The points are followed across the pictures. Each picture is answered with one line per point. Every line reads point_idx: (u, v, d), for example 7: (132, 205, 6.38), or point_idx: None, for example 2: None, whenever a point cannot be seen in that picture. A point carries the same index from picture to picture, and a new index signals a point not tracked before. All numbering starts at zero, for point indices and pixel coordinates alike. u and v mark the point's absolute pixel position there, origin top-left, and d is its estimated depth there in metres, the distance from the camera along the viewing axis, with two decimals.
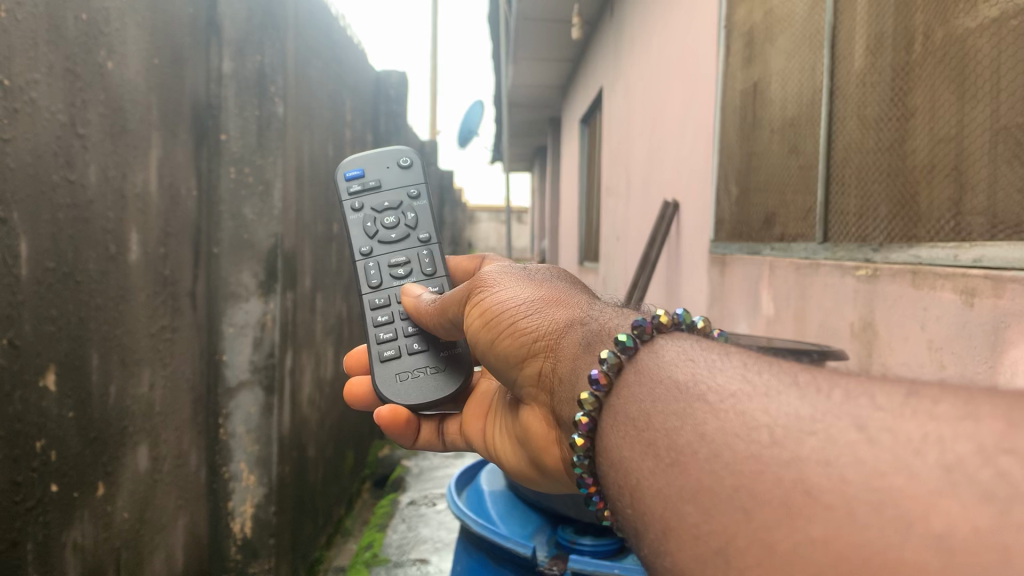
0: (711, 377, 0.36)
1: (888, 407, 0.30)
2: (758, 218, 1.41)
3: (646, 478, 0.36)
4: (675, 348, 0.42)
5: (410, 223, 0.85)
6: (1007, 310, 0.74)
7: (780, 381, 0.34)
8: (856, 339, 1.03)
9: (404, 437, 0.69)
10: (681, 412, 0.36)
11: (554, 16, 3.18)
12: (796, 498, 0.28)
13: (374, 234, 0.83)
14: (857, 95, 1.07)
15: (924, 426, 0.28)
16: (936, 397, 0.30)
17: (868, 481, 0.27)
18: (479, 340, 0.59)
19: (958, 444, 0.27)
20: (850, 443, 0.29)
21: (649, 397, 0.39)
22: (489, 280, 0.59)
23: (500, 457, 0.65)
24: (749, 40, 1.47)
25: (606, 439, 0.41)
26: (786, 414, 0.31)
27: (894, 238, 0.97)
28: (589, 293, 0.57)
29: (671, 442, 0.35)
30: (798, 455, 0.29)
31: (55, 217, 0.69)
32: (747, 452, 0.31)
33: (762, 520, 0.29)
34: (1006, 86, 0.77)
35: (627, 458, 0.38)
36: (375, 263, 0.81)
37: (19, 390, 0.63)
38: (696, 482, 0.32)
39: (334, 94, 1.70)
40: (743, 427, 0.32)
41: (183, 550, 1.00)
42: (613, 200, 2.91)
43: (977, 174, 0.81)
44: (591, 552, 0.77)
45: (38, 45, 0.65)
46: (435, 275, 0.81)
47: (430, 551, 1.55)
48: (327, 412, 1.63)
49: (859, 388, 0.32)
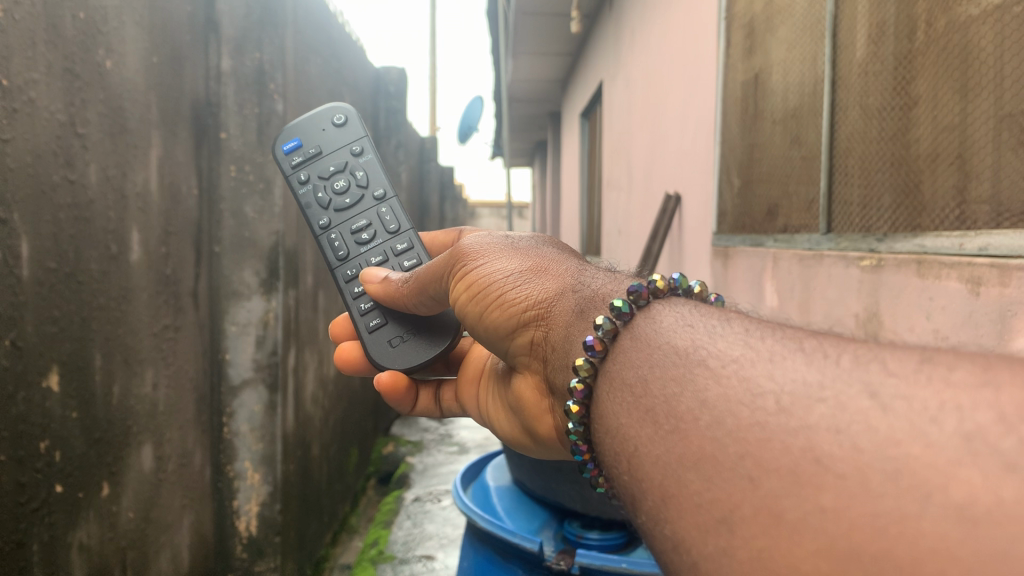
0: (711, 343, 0.36)
1: (901, 373, 0.29)
2: (761, 209, 1.41)
3: (644, 445, 0.35)
4: (673, 315, 0.42)
5: (361, 183, 0.82)
6: (1013, 299, 0.74)
7: (785, 347, 0.34)
8: (861, 330, 1.03)
9: (404, 404, 0.72)
10: (680, 378, 0.35)
11: (554, 10, 3.17)
12: (805, 467, 0.28)
13: (328, 204, 0.80)
14: (859, 85, 1.06)
15: (941, 394, 0.28)
16: (952, 363, 0.29)
17: (882, 449, 0.27)
18: (467, 313, 0.58)
19: (978, 413, 0.26)
20: (862, 411, 0.28)
21: (647, 362, 0.39)
22: (474, 249, 0.57)
23: (494, 423, 0.65)
24: (750, 31, 1.47)
25: (602, 406, 0.41)
26: (792, 381, 0.31)
27: (899, 229, 0.96)
28: (579, 259, 0.56)
29: (671, 409, 0.34)
30: (807, 423, 0.29)
31: (55, 217, 0.68)
32: (751, 419, 0.31)
33: (769, 489, 0.28)
34: (1011, 74, 0.76)
35: (624, 425, 0.38)
36: (338, 233, 0.79)
37: (22, 391, 0.63)
38: (698, 449, 0.32)
39: (332, 90, 1.69)
40: (747, 394, 0.32)
41: (189, 549, 1.00)
42: (614, 194, 2.91)
43: (982, 162, 0.81)
44: (598, 547, 0.78)
45: (37, 45, 0.65)
46: (400, 231, 0.79)
47: (436, 547, 1.56)
48: (331, 408, 1.63)
49: (868, 354, 0.31)
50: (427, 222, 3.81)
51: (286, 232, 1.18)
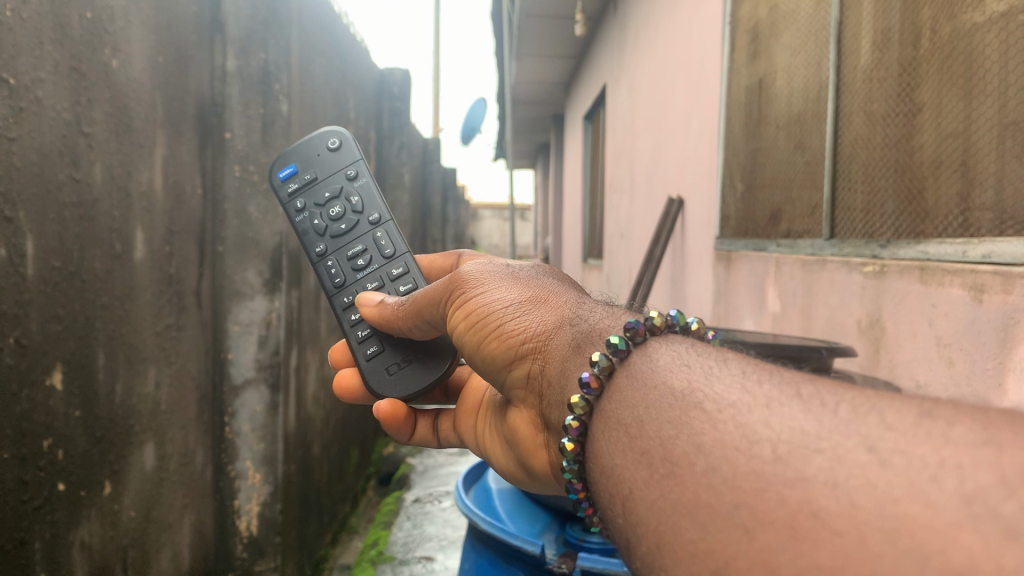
0: (708, 385, 0.36)
1: (900, 427, 0.29)
2: (764, 214, 1.41)
3: (639, 488, 0.35)
4: (670, 353, 0.42)
5: (356, 208, 0.82)
6: (1017, 305, 0.74)
7: (782, 392, 0.34)
8: (864, 336, 1.03)
9: (401, 433, 0.69)
10: (675, 421, 0.36)
11: (558, 12, 3.18)
12: (801, 520, 0.27)
13: (324, 231, 0.80)
14: (863, 90, 1.06)
15: (940, 451, 0.27)
16: (951, 419, 0.29)
17: (880, 507, 0.26)
18: (464, 341, 0.58)
19: (978, 474, 0.26)
20: (860, 465, 0.28)
21: (641, 403, 0.39)
22: (473, 277, 0.57)
23: (491, 455, 0.65)
24: (754, 36, 1.47)
25: (597, 444, 0.41)
26: (789, 429, 0.31)
27: (902, 234, 0.96)
28: (579, 291, 0.57)
29: (667, 452, 0.35)
30: (804, 475, 0.29)
31: (61, 215, 0.69)
32: (748, 467, 0.31)
33: (764, 542, 0.28)
34: (1014, 81, 0.76)
35: (619, 465, 0.38)
36: (334, 261, 0.79)
37: (26, 389, 0.64)
38: (694, 496, 0.32)
39: (337, 92, 1.70)
40: (744, 440, 0.32)
41: (189, 548, 1.00)
42: (617, 198, 2.91)
43: (985, 169, 0.81)
44: (599, 551, 0.78)
45: (44, 43, 0.65)
46: (396, 256, 0.78)
47: (435, 549, 1.55)
48: (332, 410, 1.64)
49: (867, 404, 0.31)
50: (430, 223, 3.81)
51: (288, 234, 1.18)
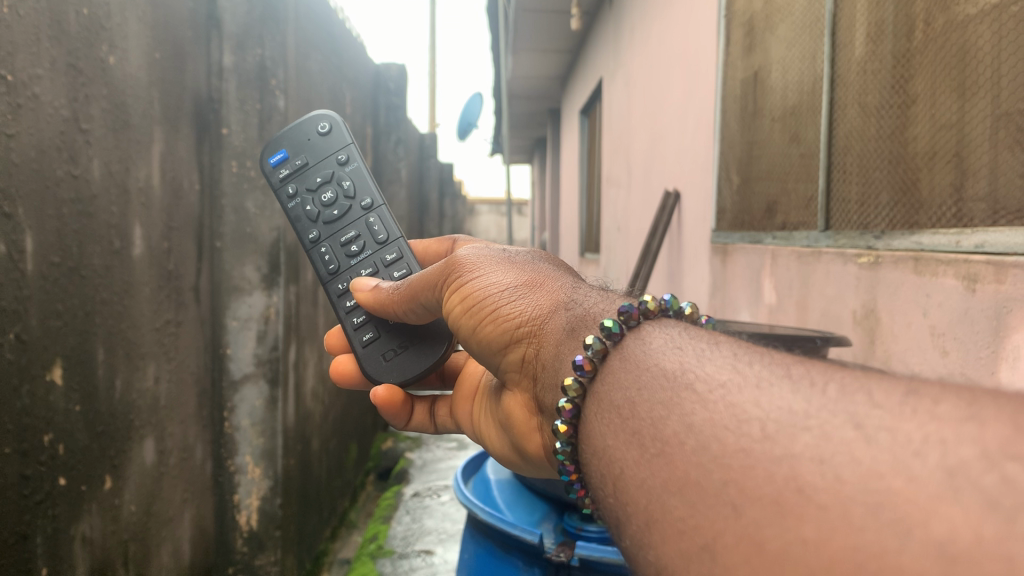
0: (700, 367, 0.37)
1: (887, 405, 0.30)
2: (760, 206, 1.42)
3: (630, 468, 0.36)
4: (663, 336, 0.42)
5: (348, 193, 0.82)
6: (1009, 295, 0.75)
7: (772, 373, 0.34)
8: (858, 327, 1.04)
9: (398, 418, 0.70)
10: (667, 402, 0.36)
11: (555, 7, 3.18)
12: (788, 496, 0.28)
13: (316, 217, 0.81)
14: (858, 82, 1.07)
15: (925, 427, 0.28)
16: (937, 397, 0.29)
17: (864, 482, 0.27)
18: (460, 327, 0.58)
19: (961, 448, 0.26)
20: (845, 441, 0.29)
21: (635, 385, 0.40)
22: (469, 263, 0.58)
23: (486, 440, 0.66)
24: (750, 29, 1.47)
25: (591, 426, 0.42)
26: (778, 408, 0.32)
27: (896, 225, 0.97)
28: (575, 277, 0.57)
29: (657, 432, 0.35)
30: (791, 452, 0.29)
31: (60, 212, 0.69)
32: (737, 445, 0.31)
33: (751, 517, 0.29)
34: (1006, 72, 0.77)
35: (611, 446, 0.39)
36: (327, 247, 0.79)
37: (26, 384, 0.64)
38: (683, 474, 0.32)
39: (334, 87, 1.70)
40: (733, 420, 0.32)
41: (190, 542, 1.01)
42: (614, 193, 2.92)
43: (978, 160, 0.82)
44: (597, 539, 0.79)
45: (41, 40, 0.65)
46: (389, 241, 0.79)
47: (435, 542, 1.56)
48: (331, 405, 1.64)
49: (856, 384, 0.32)
50: (427, 219, 3.81)
51: (285, 228, 1.18)
